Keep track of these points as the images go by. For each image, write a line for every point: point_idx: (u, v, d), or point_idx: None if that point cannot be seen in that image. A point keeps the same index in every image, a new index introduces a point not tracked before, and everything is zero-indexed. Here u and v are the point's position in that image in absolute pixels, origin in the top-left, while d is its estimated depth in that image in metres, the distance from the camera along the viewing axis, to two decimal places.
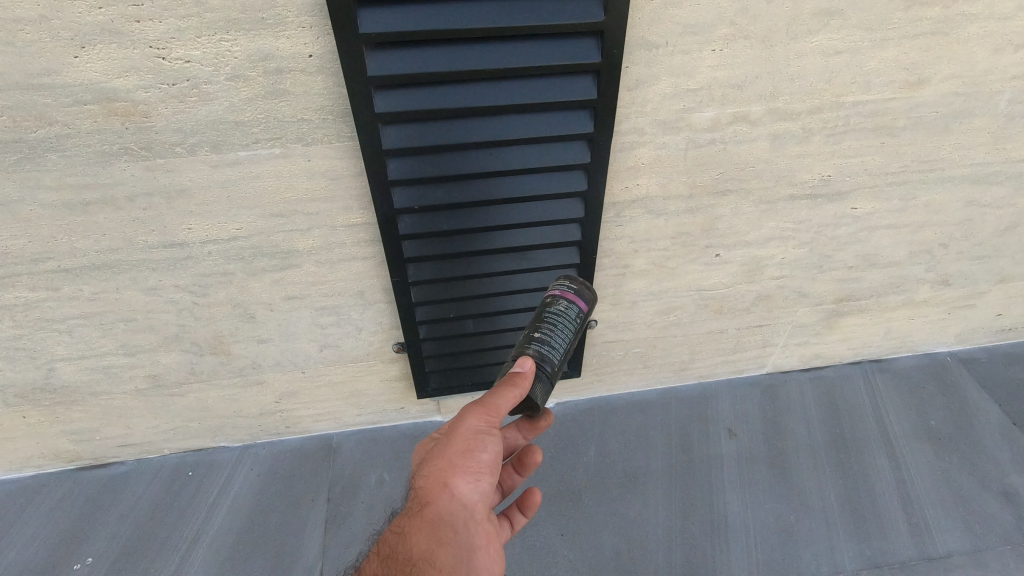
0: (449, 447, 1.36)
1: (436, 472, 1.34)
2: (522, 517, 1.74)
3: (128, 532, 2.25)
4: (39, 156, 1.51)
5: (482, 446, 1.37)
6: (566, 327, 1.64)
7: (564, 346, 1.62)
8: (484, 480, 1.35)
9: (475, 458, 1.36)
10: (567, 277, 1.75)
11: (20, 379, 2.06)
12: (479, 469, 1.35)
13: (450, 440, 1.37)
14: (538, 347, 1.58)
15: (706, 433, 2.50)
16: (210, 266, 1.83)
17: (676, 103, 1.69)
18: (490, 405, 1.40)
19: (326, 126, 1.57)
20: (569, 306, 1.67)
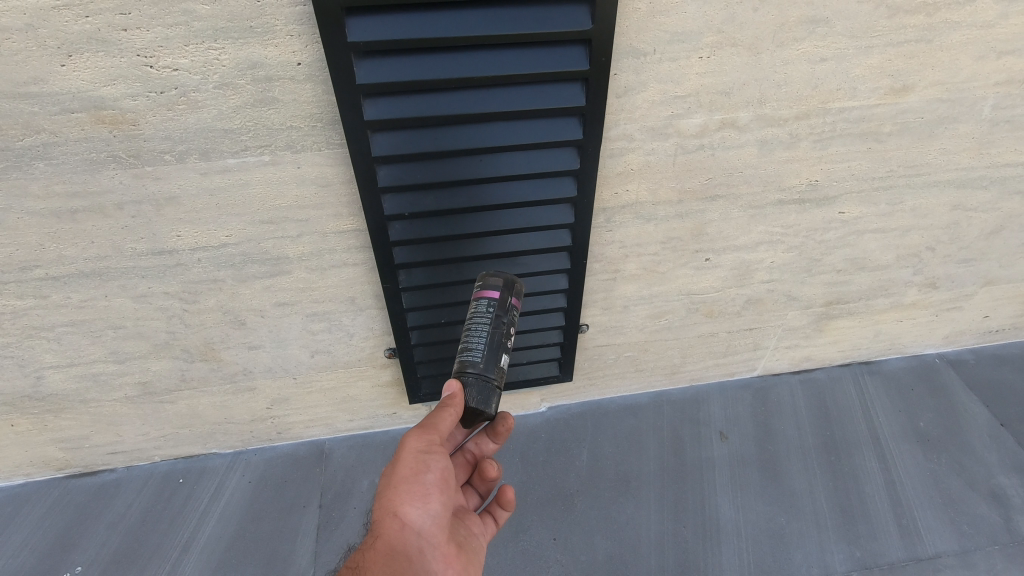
0: (393, 476, 1.35)
1: (384, 503, 1.33)
2: (504, 512, 1.70)
3: (118, 540, 2.23)
4: (26, 165, 1.50)
5: (426, 466, 1.36)
6: (484, 323, 1.63)
7: (488, 340, 1.60)
8: (434, 502, 1.36)
9: (420, 480, 1.35)
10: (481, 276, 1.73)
11: (8, 388, 2.05)
12: (426, 492, 1.35)
13: (393, 468, 1.37)
14: (462, 355, 1.59)
15: (698, 436, 2.52)
16: (200, 273, 1.83)
17: (664, 109, 1.70)
18: (428, 426, 1.41)
19: (315, 134, 1.57)
20: (482, 303, 1.67)
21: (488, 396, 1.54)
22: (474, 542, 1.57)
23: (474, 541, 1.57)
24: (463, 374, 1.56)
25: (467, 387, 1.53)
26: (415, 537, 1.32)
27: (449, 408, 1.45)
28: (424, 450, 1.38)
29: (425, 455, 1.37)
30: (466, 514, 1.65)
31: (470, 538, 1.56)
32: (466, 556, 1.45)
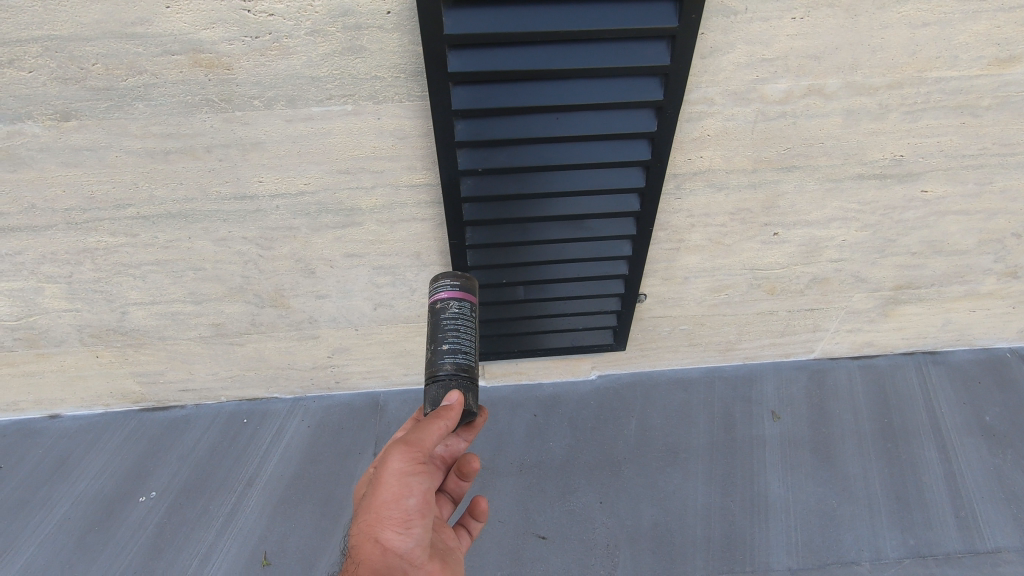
0: (376, 499, 1.36)
1: (365, 526, 1.35)
2: (479, 522, 1.78)
3: (189, 470, 2.38)
4: (127, 104, 1.58)
5: (409, 490, 1.37)
6: (467, 325, 1.70)
7: (475, 345, 1.70)
8: (416, 526, 1.37)
9: (403, 504, 1.36)
10: (449, 274, 1.77)
11: (95, 321, 2.18)
12: (408, 516, 1.37)
13: (375, 490, 1.37)
14: (459, 358, 1.63)
15: (750, 414, 2.49)
16: (277, 220, 1.90)
17: (749, 73, 1.65)
18: (413, 442, 1.42)
19: (398, 84, 1.59)
20: (461, 304, 1.73)
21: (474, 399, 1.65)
22: (458, 554, 1.60)
23: (454, 552, 1.58)
24: (460, 379, 1.61)
25: (466, 392, 1.60)
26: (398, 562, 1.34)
27: (438, 421, 1.48)
28: (406, 471, 1.38)
29: (409, 478, 1.38)
30: (444, 527, 1.64)
31: (452, 552, 1.58)
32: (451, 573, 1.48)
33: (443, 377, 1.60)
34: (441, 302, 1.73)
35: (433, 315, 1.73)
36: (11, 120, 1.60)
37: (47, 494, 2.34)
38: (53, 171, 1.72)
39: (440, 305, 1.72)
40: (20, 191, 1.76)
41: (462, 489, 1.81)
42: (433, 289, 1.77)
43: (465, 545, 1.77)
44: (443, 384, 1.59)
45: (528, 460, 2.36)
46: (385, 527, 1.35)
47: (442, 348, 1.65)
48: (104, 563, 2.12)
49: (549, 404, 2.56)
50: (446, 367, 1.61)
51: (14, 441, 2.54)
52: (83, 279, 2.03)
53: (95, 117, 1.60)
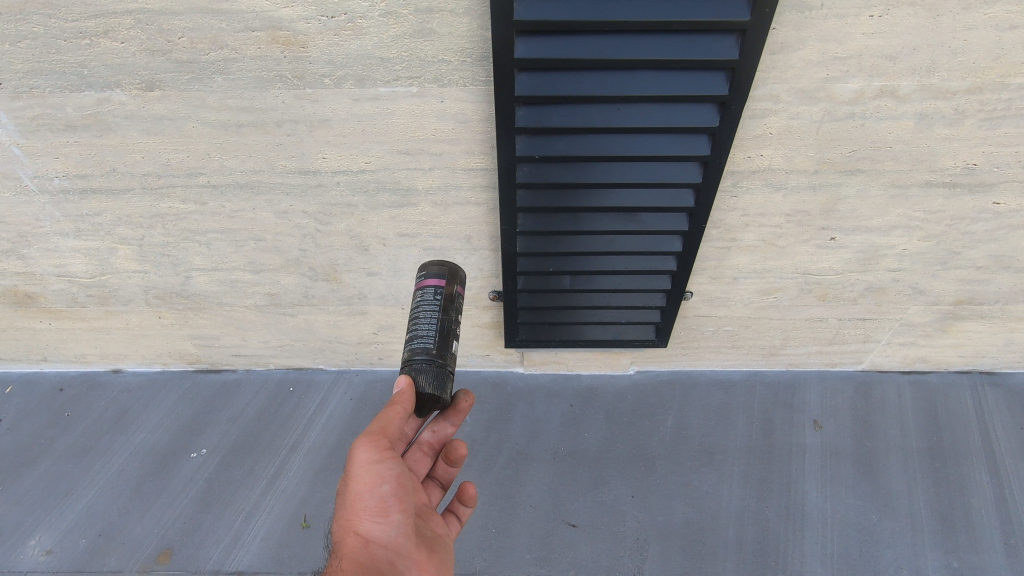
0: (348, 493, 1.38)
1: (345, 521, 1.39)
2: (467, 508, 1.76)
3: (238, 432, 2.50)
4: (207, 77, 1.67)
5: (381, 479, 1.39)
6: (431, 309, 1.66)
7: (442, 328, 1.63)
8: (393, 513, 1.40)
9: (375, 494, 1.38)
10: (432, 262, 1.76)
11: (161, 283, 2.31)
12: (383, 504, 1.39)
13: (346, 485, 1.39)
14: (416, 341, 1.61)
15: (791, 421, 2.45)
16: (337, 196, 1.96)
17: (819, 71, 1.62)
18: (378, 431, 1.42)
19: (464, 68, 1.62)
20: (429, 290, 1.71)
21: (442, 382, 1.57)
22: (446, 541, 1.63)
23: (444, 539, 1.62)
24: (414, 363, 1.57)
25: (421, 373, 1.55)
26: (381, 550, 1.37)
27: (398, 406, 1.48)
28: (373, 460, 1.39)
29: (375, 466, 1.39)
30: (431, 514, 1.67)
31: (439, 539, 1.60)
32: (440, 557, 1.50)
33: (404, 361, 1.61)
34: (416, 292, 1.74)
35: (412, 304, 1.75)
36: (101, 88, 1.71)
37: (107, 444, 2.49)
38: (135, 138, 1.83)
39: (416, 294, 1.74)
40: (104, 155, 1.88)
41: (451, 475, 1.84)
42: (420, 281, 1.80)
43: (455, 529, 1.78)
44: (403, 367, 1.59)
45: (562, 448, 2.38)
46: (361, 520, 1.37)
47: (407, 334, 1.65)
48: (157, 512, 2.24)
49: (586, 396, 2.58)
50: (406, 352, 1.61)
51: (80, 392, 2.71)
52: (153, 243, 2.15)
53: (177, 88, 1.70)
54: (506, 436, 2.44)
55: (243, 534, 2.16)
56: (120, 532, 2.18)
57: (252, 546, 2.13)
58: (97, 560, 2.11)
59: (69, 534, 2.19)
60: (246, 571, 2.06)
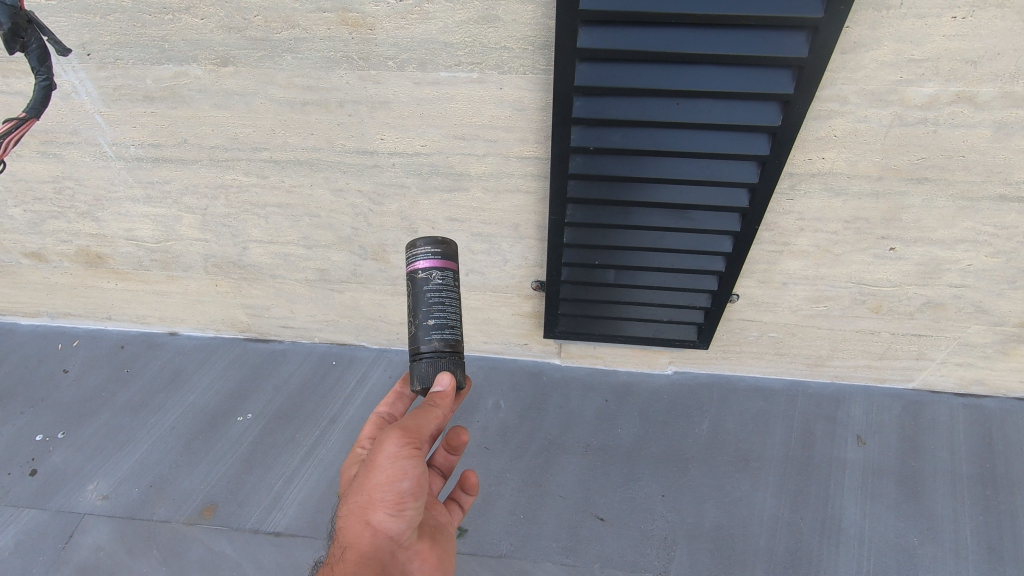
0: (369, 481, 1.31)
1: (358, 507, 1.31)
2: (471, 497, 1.73)
3: (282, 400, 2.60)
4: (278, 55, 1.73)
5: (403, 474, 1.31)
6: (442, 295, 1.55)
7: (457, 314, 1.57)
8: (408, 510, 1.32)
9: (395, 488, 1.30)
10: (421, 240, 1.56)
11: (220, 252, 2.41)
12: (400, 499, 1.31)
13: (368, 472, 1.32)
14: (439, 334, 1.53)
15: (832, 434, 2.38)
16: (391, 178, 2.01)
17: (892, 73, 1.56)
18: (410, 429, 1.37)
19: (525, 56, 1.63)
20: (447, 273, 1.57)
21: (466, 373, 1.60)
22: (450, 531, 1.60)
23: (447, 528, 1.58)
24: (448, 356, 1.53)
25: (453, 370, 1.53)
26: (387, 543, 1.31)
27: (436, 410, 1.44)
28: (400, 455, 1.32)
29: (402, 462, 1.32)
30: (433, 503, 1.63)
31: (443, 527, 1.57)
32: (442, 547, 1.47)
33: (425, 354, 1.53)
34: (412, 275, 1.57)
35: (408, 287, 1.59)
36: (179, 62, 1.80)
37: (162, 401, 2.63)
38: (206, 112, 1.92)
39: (413, 277, 1.57)
40: (177, 127, 1.98)
41: (451, 464, 1.78)
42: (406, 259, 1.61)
43: (457, 518, 1.75)
44: (426, 363, 1.52)
45: (594, 442, 2.39)
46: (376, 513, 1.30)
47: (418, 325, 1.54)
48: (205, 469, 2.36)
49: (621, 392, 2.57)
50: (426, 346, 1.53)
51: (139, 351, 2.87)
52: (215, 213, 2.25)
53: (249, 65, 1.77)
54: (538, 425, 2.46)
55: (282, 496, 2.26)
56: (171, 484, 2.31)
57: (290, 510, 2.22)
58: (148, 508, 2.24)
59: (125, 482, 2.33)
60: (284, 532, 2.15)
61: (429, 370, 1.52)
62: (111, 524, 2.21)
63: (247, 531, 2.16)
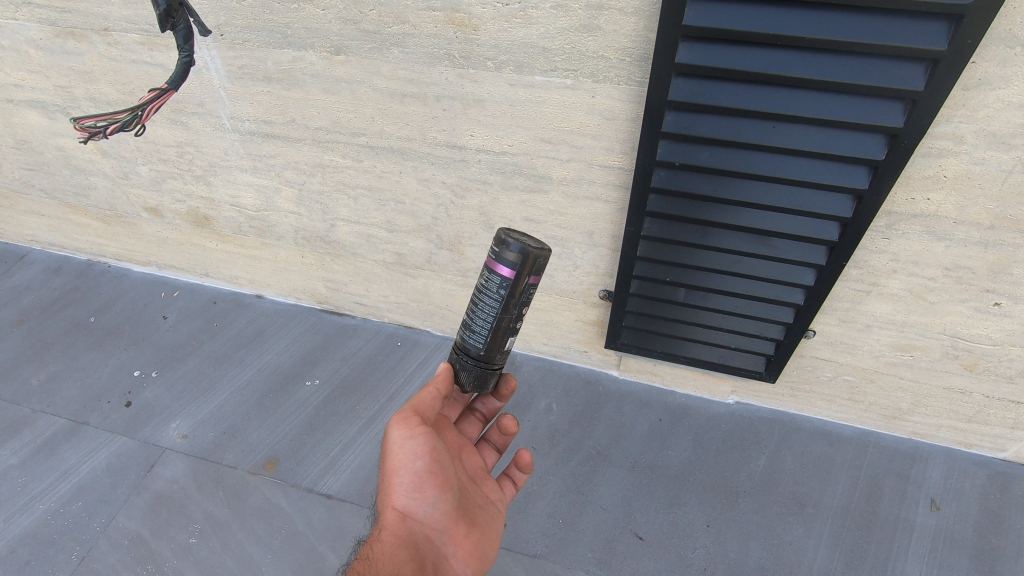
0: (387, 467, 1.46)
1: (384, 495, 1.47)
2: (521, 475, 1.78)
3: (347, 371, 2.75)
4: (386, 49, 1.84)
5: (413, 457, 1.45)
6: (493, 311, 1.44)
7: (502, 334, 1.48)
8: (426, 488, 1.46)
9: (407, 469, 1.44)
10: (507, 236, 1.37)
11: (310, 227, 2.58)
12: (415, 478, 1.45)
13: (385, 460, 1.48)
14: (472, 339, 1.50)
15: (902, 493, 2.22)
16: (476, 173, 2.07)
17: (1020, 115, 1.44)
18: (414, 411, 1.49)
19: (621, 67, 1.64)
20: (495, 281, 1.41)
21: (482, 380, 1.55)
22: (495, 510, 1.68)
23: (493, 506, 1.68)
24: (461, 352, 1.55)
25: (456, 368, 1.55)
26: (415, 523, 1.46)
27: (435, 388, 1.53)
28: (406, 438, 1.46)
29: (410, 444, 1.45)
30: (484, 479, 1.73)
31: (488, 505, 1.67)
32: (479, 530, 1.57)
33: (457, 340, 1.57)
34: (489, 270, 1.42)
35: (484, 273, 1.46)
36: (298, 47, 1.94)
37: (242, 356, 2.85)
38: (315, 95, 2.06)
39: (488, 271, 1.43)
40: (288, 107, 2.14)
41: (505, 442, 1.84)
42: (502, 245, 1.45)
43: (511, 494, 1.80)
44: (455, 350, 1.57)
45: (642, 459, 2.36)
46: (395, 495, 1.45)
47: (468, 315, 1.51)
48: (272, 424, 2.54)
49: (677, 413, 2.52)
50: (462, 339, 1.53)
51: (228, 308, 3.12)
52: (310, 189, 2.41)
53: (359, 55, 1.89)
54: (588, 434, 2.46)
55: (337, 462, 2.39)
56: (241, 433, 2.51)
57: (342, 476, 2.34)
58: (219, 452, 2.44)
59: (202, 425, 2.55)
60: (335, 495, 2.28)
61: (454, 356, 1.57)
62: (186, 461, 2.42)
63: (302, 488, 2.30)
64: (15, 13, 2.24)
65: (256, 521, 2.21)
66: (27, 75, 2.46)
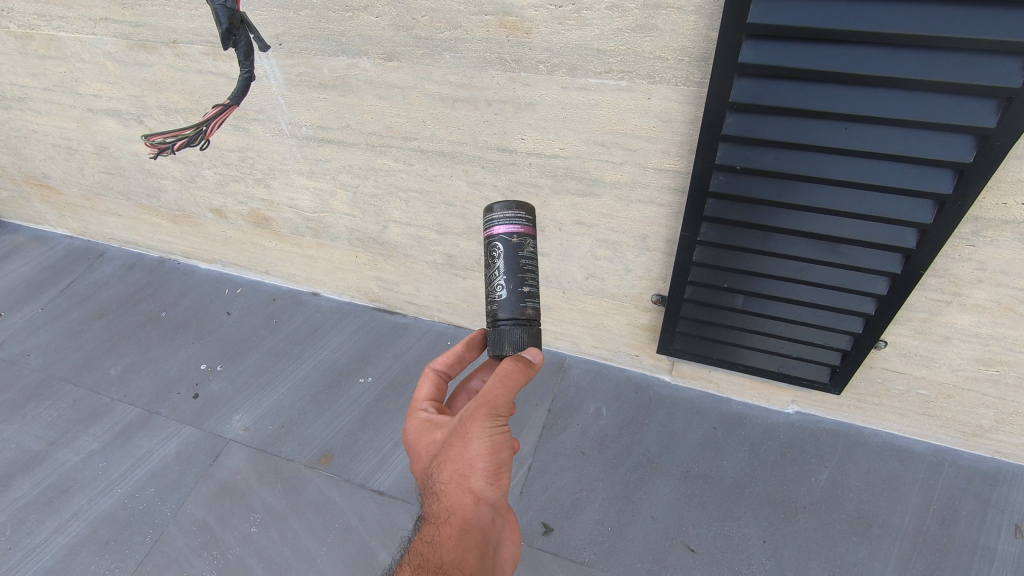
0: (467, 450, 1.30)
1: (456, 476, 1.30)
2: None
3: (399, 368, 2.81)
4: (437, 54, 1.84)
5: (500, 446, 1.32)
6: (530, 260, 1.50)
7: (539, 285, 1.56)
8: (504, 478, 1.35)
9: (494, 458, 1.31)
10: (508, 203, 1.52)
11: (364, 229, 2.63)
12: (498, 469, 1.32)
13: (464, 442, 1.31)
14: (532, 303, 1.51)
15: (982, 516, 2.06)
16: (526, 176, 2.04)
17: None
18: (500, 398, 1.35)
19: (679, 68, 1.57)
20: (531, 243, 1.52)
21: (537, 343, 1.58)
22: None
23: None
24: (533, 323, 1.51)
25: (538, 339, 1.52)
26: (487, 511, 1.31)
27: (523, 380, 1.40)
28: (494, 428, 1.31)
29: (498, 435, 1.33)
30: None
31: None
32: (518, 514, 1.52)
33: (520, 320, 1.49)
34: (500, 239, 1.50)
35: (489, 253, 1.52)
36: (352, 55, 1.97)
37: (299, 352, 2.96)
38: (369, 101, 2.09)
39: (496, 244, 1.51)
40: (343, 112, 2.18)
41: None
42: (491, 221, 1.52)
43: None
44: (522, 329, 1.48)
45: (695, 469, 2.29)
46: (471, 483, 1.30)
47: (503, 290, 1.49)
48: (327, 420, 2.62)
49: (733, 422, 2.44)
50: (521, 311, 1.49)
51: (287, 305, 3.24)
52: (364, 192, 2.45)
53: (411, 61, 1.90)
54: (638, 440, 2.41)
55: (388, 459, 2.44)
56: (298, 427, 2.60)
57: (393, 472, 2.39)
58: (278, 445, 2.54)
59: (262, 418, 2.66)
60: (386, 492, 2.33)
61: (525, 336, 1.49)
62: (247, 452, 2.53)
63: (355, 484, 2.37)
64: (94, 29, 2.37)
65: (311, 513, 2.28)
66: (104, 85, 2.62)
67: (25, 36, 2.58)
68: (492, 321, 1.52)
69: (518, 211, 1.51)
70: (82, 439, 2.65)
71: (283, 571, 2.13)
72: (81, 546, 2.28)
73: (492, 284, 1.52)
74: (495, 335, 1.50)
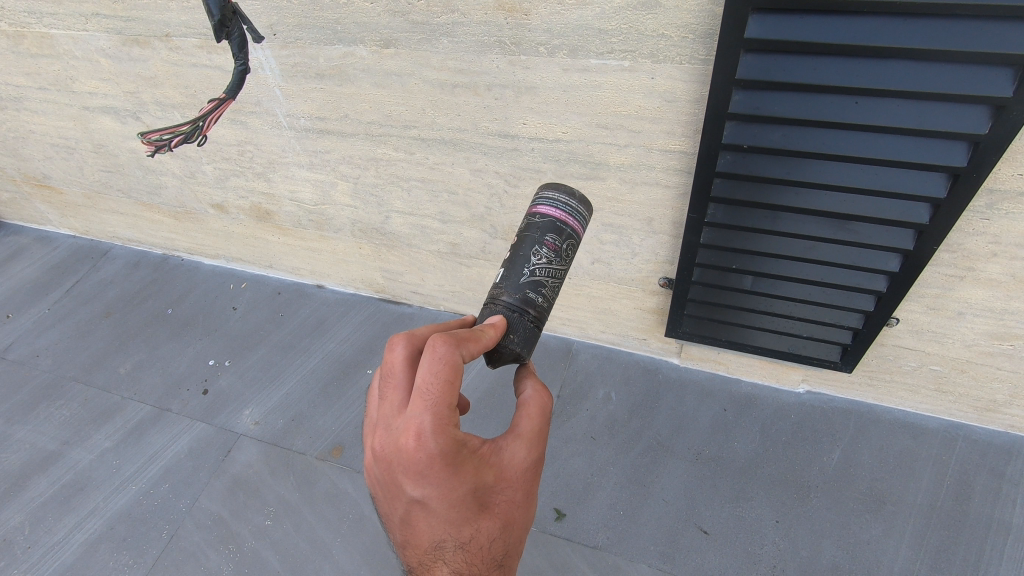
0: (525, 508, 1.26)
1: (513, 537, 1.25)
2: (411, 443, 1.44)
3: None
4: (435, 39, 1.80)
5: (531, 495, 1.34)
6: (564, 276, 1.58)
7: None
8: None
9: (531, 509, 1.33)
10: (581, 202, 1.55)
11: (367, 220, 2.61)
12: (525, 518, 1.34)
13: (525, 501, 1.26)
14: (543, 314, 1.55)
15: (996, 491, 2.05)
16: (529, 161, 2.01)
17: None
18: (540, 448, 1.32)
19: (683, 45, 1.53)
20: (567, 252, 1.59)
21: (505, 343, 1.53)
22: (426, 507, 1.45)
23: None
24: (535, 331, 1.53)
25: None
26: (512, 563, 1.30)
27: None
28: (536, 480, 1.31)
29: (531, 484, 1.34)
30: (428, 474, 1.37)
31: None
32: None
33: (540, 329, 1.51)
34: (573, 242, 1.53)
35: (565, 244, 1.50)
36: (348, 43, 1.93)
37: (307, 345, 2.96)
38: (367, 90, 2.05)
39: (572, 241, 1.52)
40: (341, 103, 2.14)
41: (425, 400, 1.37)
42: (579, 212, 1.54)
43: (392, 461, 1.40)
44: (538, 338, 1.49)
45: (706, 451, 2.28)
46: (517, 541, 1.26)
47: (553, 293, 1.51)
48: (337, 412, 2.62)
49: (743, 403, 2.43)
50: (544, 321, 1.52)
51: (292, 298, 3.23)
52: (365, 182, 2.43)
53: (409, 47, 1.86)
54: (648, 424, 2.40)
55: None
56: (308, 420, 2.61)
57: None
58: (289, 438, 2.55)
59: (272, 412, 2.67)
60: None
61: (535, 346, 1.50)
62: (259, 446, 2.55)
63: None
64: (85, 25, 2.33)
65: (325, 505, 2.30)
66: (99, 82, 2.59)
67: (17, 34, 2.55)
68: (532, 315, 1.45)
69: (583, 205, 1.53)
70: (95, 438, 2.66)
71: (299, 563, 2.15)
72: (100, 543, 2.30)
73: (547, 277, 1.48)
74: (530, 333, 1.44)
